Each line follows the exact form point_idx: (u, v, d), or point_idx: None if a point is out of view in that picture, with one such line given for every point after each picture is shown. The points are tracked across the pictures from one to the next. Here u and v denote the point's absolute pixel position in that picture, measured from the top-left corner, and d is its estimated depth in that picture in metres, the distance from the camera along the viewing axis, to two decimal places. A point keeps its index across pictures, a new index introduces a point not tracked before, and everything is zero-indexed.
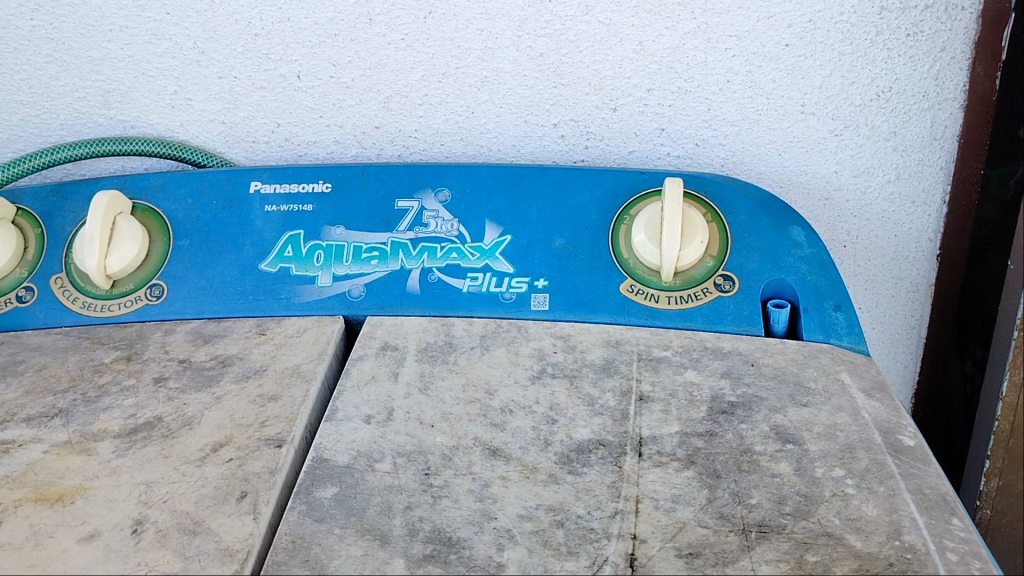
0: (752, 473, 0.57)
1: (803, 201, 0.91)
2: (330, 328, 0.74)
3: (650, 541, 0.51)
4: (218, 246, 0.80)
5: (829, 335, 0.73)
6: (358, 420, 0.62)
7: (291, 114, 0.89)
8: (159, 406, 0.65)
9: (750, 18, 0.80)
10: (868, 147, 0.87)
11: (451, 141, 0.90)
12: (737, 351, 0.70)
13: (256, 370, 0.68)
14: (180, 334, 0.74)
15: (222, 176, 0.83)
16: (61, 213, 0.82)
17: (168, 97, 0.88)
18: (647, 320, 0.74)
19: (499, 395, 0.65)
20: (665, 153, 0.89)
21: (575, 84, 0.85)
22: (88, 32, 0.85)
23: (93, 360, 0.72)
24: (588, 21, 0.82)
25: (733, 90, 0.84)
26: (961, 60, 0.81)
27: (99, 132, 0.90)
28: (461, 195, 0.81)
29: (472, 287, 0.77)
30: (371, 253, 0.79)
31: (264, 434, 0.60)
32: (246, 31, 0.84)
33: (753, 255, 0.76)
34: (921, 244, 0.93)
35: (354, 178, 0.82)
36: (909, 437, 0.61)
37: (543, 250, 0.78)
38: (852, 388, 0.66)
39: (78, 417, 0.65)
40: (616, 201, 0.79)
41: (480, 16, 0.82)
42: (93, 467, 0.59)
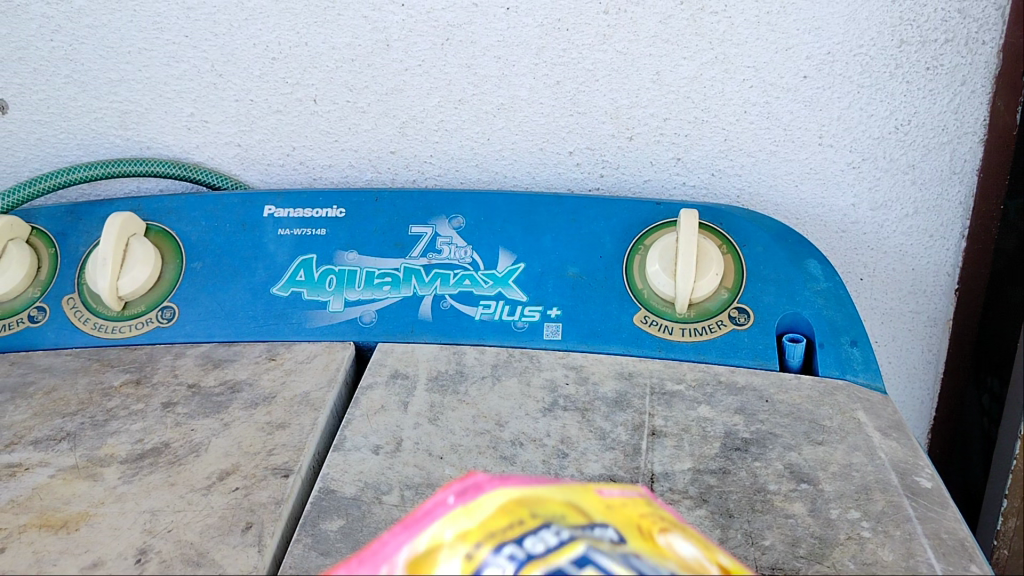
0: (765, 513, 0.56)
1: (820, 233, 0.90)
2: (340, 354, 0.73)
3: None
4: (231, 269, 0.80)
5: (846, 371, 0.71)
6: (366, 450, 0.62)
7: (306, 138, 0.89)
8: (167, 431, 0.65)
9: (768, 49, 0.80)
10: (886, 180, 0.86)
11: (466, 167, 0.90)
12: (751, 386, 0.69)
13: (265, 397, 0.68)
14: (190, 357, 0.74)
15: (236, 200, 0.83)
16: (75, 234, 0.82)
17: (184, 119, 0.89)
18: (660, 352, 0.73)
19: (509, 427, 0.64)
20: (681, 183, 0.88)
21: (591, 112, 0.85)
22: (107, 54, 0.86)
23: (102, 382, 0.71)
24: (605, 50, 0.82)
25: (750, 120, 0.84)
26: (982, 94, 0.81)
27: (115, 153, 0.91)
28: (475, 222, 0.80)
29: (484, 315, 0.76)
30: (384, 278, 0.78)
31: (270, 463, 0.60)
32: (264, 55, 0.84)
33: (769, 288, 0.75)
34: (939, 278, 0.92)
35: (368, 203, 0.82)
36: (927, 479, 0.60)
37: (556, 279, 0.77)
38: (868, 427, 0.65)
39: (86, 441, 0.64)
40: (630, 231, 0.79)
41: (497, 44, 0.82)
42: (98, 493, 0.59)
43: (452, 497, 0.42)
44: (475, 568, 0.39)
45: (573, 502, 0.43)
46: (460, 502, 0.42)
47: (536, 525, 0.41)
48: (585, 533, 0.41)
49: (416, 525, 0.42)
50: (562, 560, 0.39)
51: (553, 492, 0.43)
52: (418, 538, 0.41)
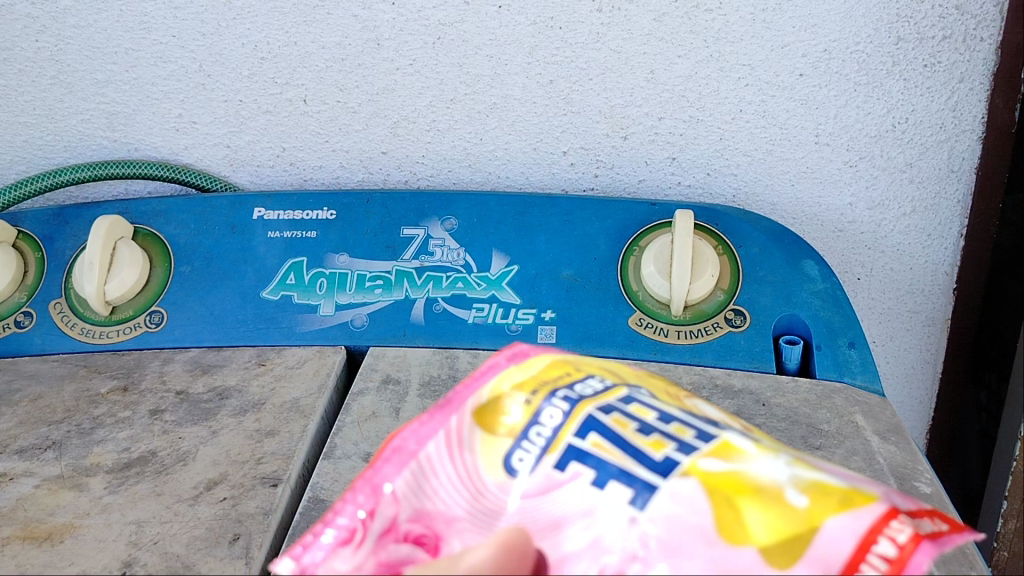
0: None
1: (817, 233, 0.89)
2: (331, 359, 0.72)
3: None
4: (220, 273, 0.78)
5: (843, 374, 0.70)
6: (356, 458, 0.61)
7: (296, 138, 0.88)
8: (154, 440, 0.64)
9: (764, 47, 0.79)
10: (884, 178, 0.85)
11: (459, 167, 0.88)
12: (748, 390, 0.68)
13: (253, 404, 0.67)
14: (178, 363, 0.73)
15: (225, 202, 0.82)
16: (62, 237, 0.81)
17: (172, 120, 0.87)
18: (656, 355, 0.72)
19: None
20: (676, 183, 0.87)
21: (585, 111, 0.84)
22: (94, 54, 0.84)
23: (89, 390, 0.70)
24: (599, 49, 0.80)
25: (746, 119, 0.83)
26: (980, 91, 0.80)
27: (103, 155, 0.89)
28: (468, 224, 0.79)
29: (477, 318, 0.75)
30: (375, 281, 0.77)
31: (259, 472, 0.59)
32: (252, 54, 0.83)
33: (766, 290, 0.74)
34: (937, 277, 0.91)
35: (359, 205, 0.81)
36: (926, 484, 0.59)
37: (550, 281, 0.76)
38: (866, 431, 0.64)
39: (72, 450, 0.63)
40: (626, 232, 0.78)
41: (490, 42, 0.81)
42: (84, 503, 0.58)
43: (503, 360, 0.48)
44: (533, 410, 0.44)
45: (608, 367, 0.49)
46: (512, 362, 0.48)
47: (584, 377, 0.47)
48: (625, 385, 0.47)
49: (466, 388, 0.47)
50: (611, 398, 0.45)
51: (591, 359, 0.50)
52: (479, 391, 0.46)
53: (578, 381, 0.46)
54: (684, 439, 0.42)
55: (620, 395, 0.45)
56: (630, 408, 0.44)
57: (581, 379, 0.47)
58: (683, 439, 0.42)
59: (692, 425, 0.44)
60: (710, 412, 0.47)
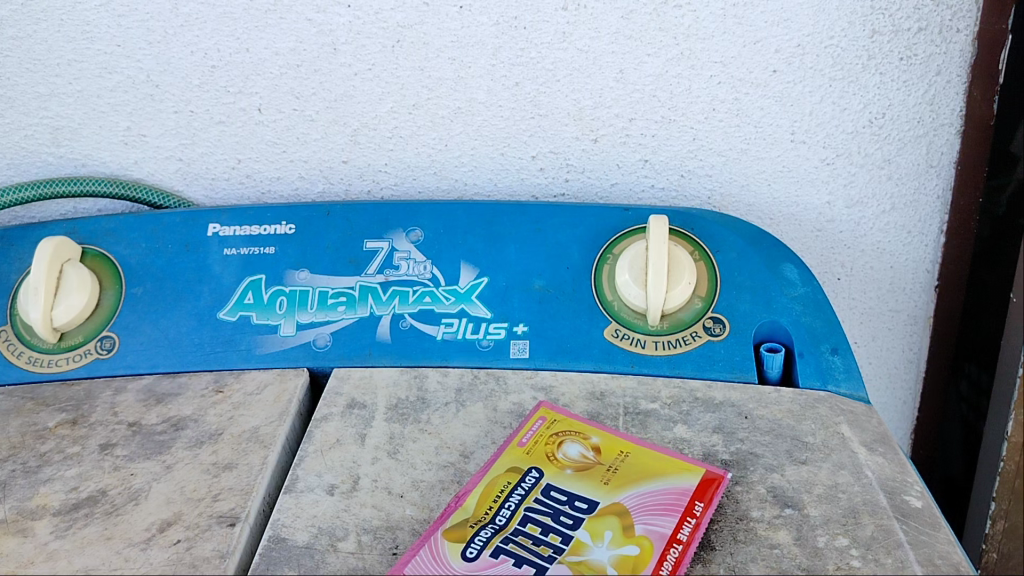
0: (748, 544, 0.52)
1: (795, 233, 0.87)
2: (292, 383, 0.69)
3: None
4: (174, 294, 0.75)
5: (827, 381, 0.68)
6: (320, 491, 0.57)
7: (253, 149, 0.84)
8: (104, 477, 0.60)
9: (736, 43, 0.76)
10: (861, 176, 0.83)
11: (424, 175, 0.85)
12: (730, 403, 0.65)
13: (211, 434, 0.63)
14: (131, 392, 0.69)
15: (177, 218, 0.77)
16: (6, 261, 0.77)
17: (120, 133, 0.83)
18: (633, 368, 0.69)
19: (474, 458, 0.60)
20: (649, 186, 0.84)
21: (554, 114, 0.81)
22: (34, 66, 0.80)
23: (36, 424, 0.66)
24: (565, 49, 0.77)
25: (719, 118, 0.80)
26: (958, 84, 0.77)
27: (49, 172, 0.85)
28: (435, 235, 0.76)
29: (446, 334, 0.72)
30: (338, 298, 0.74)
31: (215, 511, 0.55)
32: (202, 63, 0.79)
33: (744, 296, 0.71)
34: (919, 275, 0.89)
35: (319, 218, 0.77)
36: (916, 498, 0.56)
37: (522, 293, 0.73)
38: (853, 442, 0.61)
39: (17, 492, 0.59)
40: (598, 240, 0.75)
41: (452, 44, 0.78)
42: (29, 551, 0.54)
43: None
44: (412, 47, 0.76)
45: None
46: None
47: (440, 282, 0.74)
48: None
49: None
50: None
51: None
52: None
53: (506, 488, 0.56)
54: (562, 541, 0.52)
55: (546, 476, 0.57)
56: (550, 504, 0.55)
57: (509, 484, 0.57)
58: (563, 521, 0.54)
59: (572, 496, 0.55)
60: (574, 452, 0.59)
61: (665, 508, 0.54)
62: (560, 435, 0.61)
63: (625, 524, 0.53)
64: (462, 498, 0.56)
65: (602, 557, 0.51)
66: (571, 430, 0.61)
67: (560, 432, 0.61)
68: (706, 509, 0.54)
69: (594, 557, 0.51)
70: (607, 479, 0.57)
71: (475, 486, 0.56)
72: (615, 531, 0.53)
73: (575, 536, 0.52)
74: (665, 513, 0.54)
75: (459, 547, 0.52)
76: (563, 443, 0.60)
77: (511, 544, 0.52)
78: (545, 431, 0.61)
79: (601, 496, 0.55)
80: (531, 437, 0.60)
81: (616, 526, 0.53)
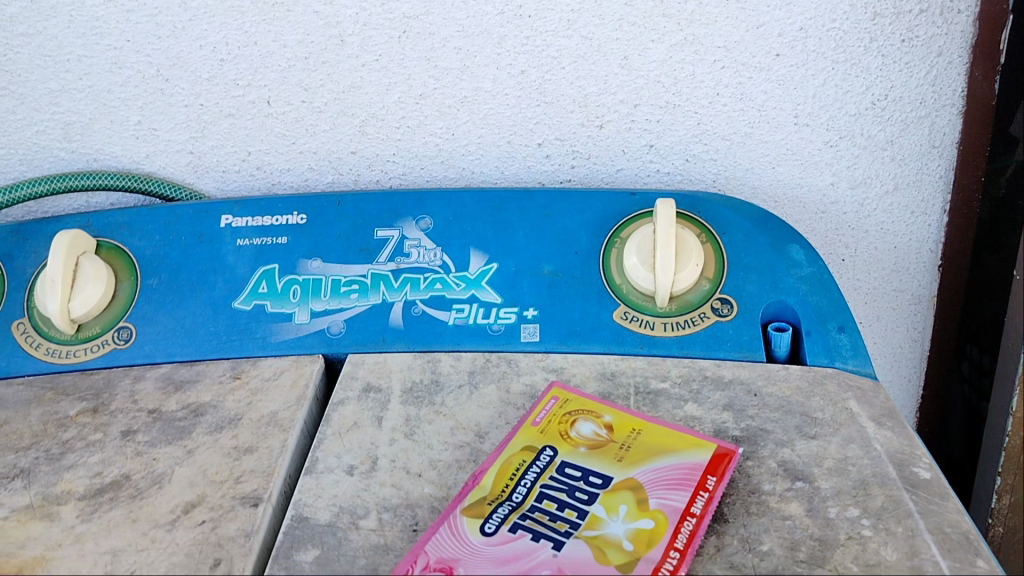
0: (761, 516, 0.53)
1: (799, 215, 0.88)
2: (308, 369, 0.70)
3: None
4: (189, 284, 0.76)
5: (834, 359, 0.69)
6: (340, 472, 0.58)
7: (262, 141, 0.85)
8: (127, 462, 0.61)
9: (738, 28, 0.77)
10: (864, 157, 0.84)
11: (432, 164, 0.86)
12: (739, 380, 0.66)
13: (230, 420, 0.64)
14: (150, 381, 0.70)
15: (191, 210, 0.78)
16: (22, 255, 0.78)
17: (132, 127, 0.84)
18: (643, 349, 0.70)
19: (489, 438, 0.62)
20: (655, 171, 0.85)
21: (559, 101, 0.82)
22: (46, 62, 0.81)
23: (57, 413, 0.67)
24: (570, 36, 0.78)
25: (722, 103, 0.81)
26: (958, 65, 0.79)
27: (61, 167, 0.86)
28: (444, 222, 0.77)
29: (458, 319, 0.73)
30: (351, 286, 0.75)
31: (238, 492, 0.57)
32: (212, 56, 0.80)
33: (751, 277, 0.73)
34: (921, 255, 0.90)
35: (331, 207, 0.78)
36: (925, 469, 0.57)
37: (532, 277, 0.74)
38: (861, 417, 0.62)
39: (40, 478, 0.60)
40: (606, 225, 0.76)
41: (458, 34, 0.79)
42: (55, 534, 0.55)
43: None
44: None
45: None
46: None
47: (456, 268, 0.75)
48: None
49: None
50: None
51: None
52: None
53: (521, 466, 0.57)
54: (578, 517, 0.53)
55: (560, 455, 0.58)
56: (565, 481, 0.56)
57: (525, 462, 0.58)
58: (578, 496, 0.54)
59: (587, 471, 0.56)
60: (587, 430, 0.60)
61: (677, 481, 0.55)
62: (573, 414, 0.62)
63: (640, 498, 0.54)
64: (479, 477, 0.57)
65: (617, 531, 0.52)
66: (583, 410, 0.62)
67: (573, 411, 0.62)
68: (718, 482, 0.55)
69: (609, 531, 0.52)
70: (620, 456, 0.58)
71: (491, 465, 0.58)
72: (629, 505, 0.53)
73: (590, 511, 0.53)
74: (677, 487, 0.55)
75: (477, 522, 0.53)
76: (576, 422, 0.61)
77: (528, 520, 0.53)
78: (559, 411, 0.62)
79: (615, 472, 0.56)
80: (545, 416, 0.62)
81: (630, 501, 0.54)
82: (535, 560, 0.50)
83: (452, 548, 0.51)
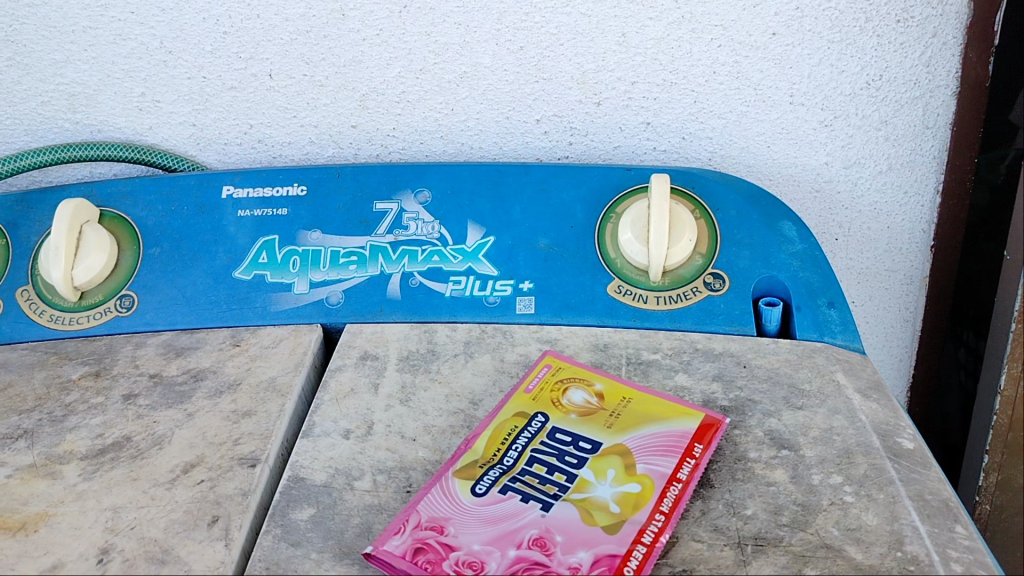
0: (746, 482, 0.55)
1: (794, 193, 0.89)
2: (307, 337, 0.71)
3: (660, 568, 0.48)
4: (190, 254, 0.77)
5: (823, 334, 0.70)
6: (336, 435, 0.60)
7: (264, 114, 0.86)
8: (128, 424, 0.62)
9: (736, 7, 0.78)
10: (859, 137, 0.85)
11: (431, 139, 0.87)
12: (729, 353, 0.68)
13: (230, 385, 0.66)
14: (151, 347, 0.72)
15: (192, 181, 0.79)
16: (26, 223, 0.79)
17: (135, 99, 0.85)
18: (635, 322, 0.71)
19: (483, 405, 0.63)
20: (651, 148, 0.86)
21: (557, 78, 0.83)
22: (50, 33, 0.82)
23: (60, 377, 0.69)
24: (569, 13, 0.79)
25: (718, 81, 0.82)
26: (953, 46, 0.79)
27: (65, 137, 0.88)
28: (442, 196, 0.78)
29: (455, 291, 0.74)
30: (350, 257, 0.76)
31: (236, 453, 0.58)
32: (214, 29, 0.81)
33: (744, 252, 0.74)
34: (914, 235, 0.91)
35: (330, 179, 0.79)
36: (908, 440, 0.59)
37: (527, 251, 0.75)
38: (848, 389, 0.64)
39: (44, 438, 0.62)
40: (601, 200, 0.77)
41: (458, 10, 0.79)
42: (58, 491, 0.56)
43: None
44: None
45: None
46: None
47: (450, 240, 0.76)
48: None
49: None
50: None
51: None
52: None
53: (513, 431, 0.59)
54: (567, 480, 0.54)
55: (551, 421, 0.59)
56: (556, 446, 0.57)
57: (516, 427, 0.59)
58: (567, 460, 0.56)
59: (577, 437, 0.58)
60: (579, 398, 0.61)
61: (665, 448, 0.56)
62: (565, 381, 0.63)
63: (627, 464, 0.55)
64: (472, 441, 0.58)
65: (605, 494, 0.53)
66: (575, 378, 0.63)
67: (565, 379, 0.63)
68: (704, 450, 0.56)
69: (597, 494, 0.53)
70: (610, 423, 0.59)
71: (484, 429, 0.59)
72: (617, 470, 0.55)
73: (579, 474, 0.55)
74: (664, 454, 0.56)
75: (469, 484, 0.54)
76: (568, 389, 0.62)
77: (519, 483, 0.54)
78: (550, 378, 0.63)
79: (604, 438, 0.57)
80: (537, 384, 0.63)
81: (618, 466, 0.55)
82: (523, 521, 0.51)
83: (444, 507, 0.53)
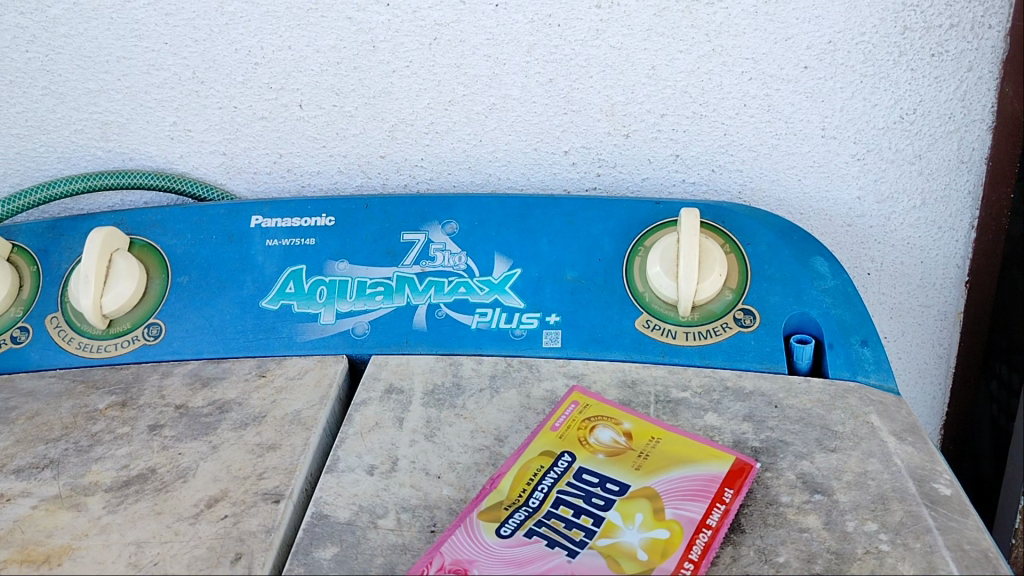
0: (778, 527, 0.53)
1: (826, 227, 0.87)
2: (332, 368, 0.71)
3: None
4: (218, 283, 0.77)
5: (856, 372, 0.69)
6: (360, 471, 0.59)
7: (293, 144, 0.87)
8: (153, 456, 0.62)
9: (768, 40, 0.77)
10: (891, 171, 0.83)
11: (459, 170, 0.87)
12: (760, 392, 0.66)
13: (255, 417, 0.65)
14: (178, 377, 0.72)
15: (222, 210, 0.80)
16: (57, 251, 0.80)
17: (167, 128, 0.86)
18: (664, 358, 0.70)
19: (509, 442, 0.62)
20: (680, 180, 0.85)
21: (586, 110, 0.82)
22: (84, 63, 0.83)
23: (87, 406, 0.69)
24: (598, 46, 0.79)
25: (750, 114, 0.81)
26: (989, 80, 0.78)
27: (97, 165, 0.89)
28: (470, 227, 0.78)
29: (480, 324, 0.74)
30: (377, 288, 0.76)
31: (261, 488, 0.58)
32: (246, 60, 0.82)
33: (775, 288, 0.72)
34: (949, 270, 0.90)
35: (358, 210, 0.79)
36: (946, 485, 0.57)
37: (554, 284, 0.75)
38: (882, 432, 0.62)
39: (69, 469, 0.62)
40: (630, 233, 0.76)
41: (487, 42, 0.79)
42: (81, 524, 0.56)
43: None
44: None
45: None
46: None
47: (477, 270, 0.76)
48: None
49: None
50: None
51: None
52: None
53: (538, 472, 0.58)
54: (594, 524, 0.53)
55: (579, 465, 0.58)
56: (582, 487, 0.56)
57: (542, 467, 0.58)
58: (595, 502, 0.55)
59: (604, 478, 0.57)
60: (606, 437, 0.60)
61: (694, 493, 0.55)
62: (593, 420, 0.62)
63: (656, 508, 0.54)
64: (497, 480, 0.57)
65: (633, 540, 0.52)
66: (603, 416, 0.62)
67: (592, 417, 0.62)
68: (735, 496, 0.55)
69: (624, 540, 0.52)
70: (638, 464, 0.58)
71: (509, 468, 0.58)
72: (646, 515, 0.54)
73: (606, 517, 0.54)
74: (694, 498, 0.55)
75: (494, 526, 0.53)
76: (596, 428, 0.61)
77: (544, 527, 0.53)
78: (578, 416, 0.62)
79: (632, 480, 0.56)
80: (564, 421, 0.62)
81: (646, 510, 0.54)
82: (550, 565, 0.50)
83: (469, 550, 0.52)
